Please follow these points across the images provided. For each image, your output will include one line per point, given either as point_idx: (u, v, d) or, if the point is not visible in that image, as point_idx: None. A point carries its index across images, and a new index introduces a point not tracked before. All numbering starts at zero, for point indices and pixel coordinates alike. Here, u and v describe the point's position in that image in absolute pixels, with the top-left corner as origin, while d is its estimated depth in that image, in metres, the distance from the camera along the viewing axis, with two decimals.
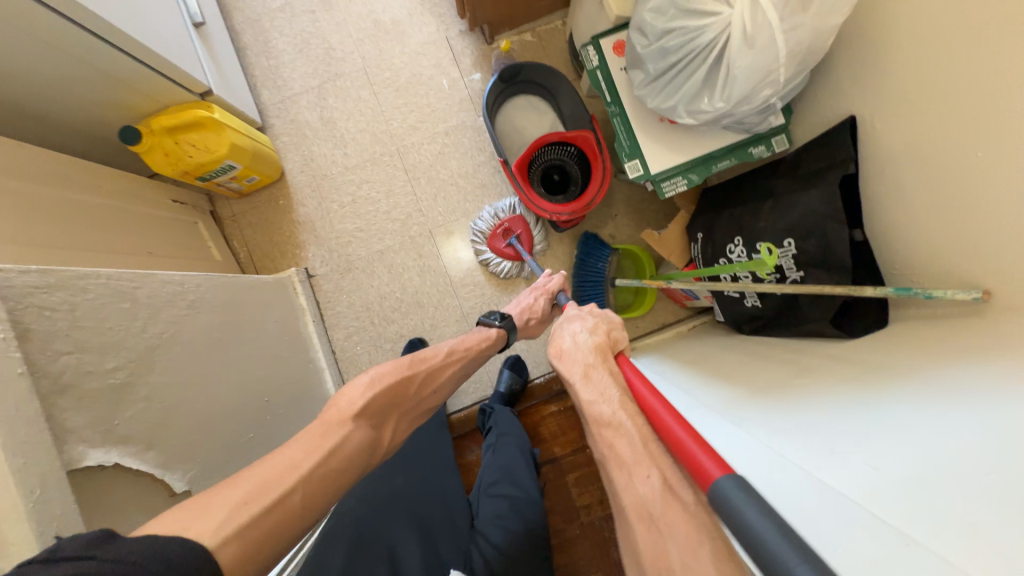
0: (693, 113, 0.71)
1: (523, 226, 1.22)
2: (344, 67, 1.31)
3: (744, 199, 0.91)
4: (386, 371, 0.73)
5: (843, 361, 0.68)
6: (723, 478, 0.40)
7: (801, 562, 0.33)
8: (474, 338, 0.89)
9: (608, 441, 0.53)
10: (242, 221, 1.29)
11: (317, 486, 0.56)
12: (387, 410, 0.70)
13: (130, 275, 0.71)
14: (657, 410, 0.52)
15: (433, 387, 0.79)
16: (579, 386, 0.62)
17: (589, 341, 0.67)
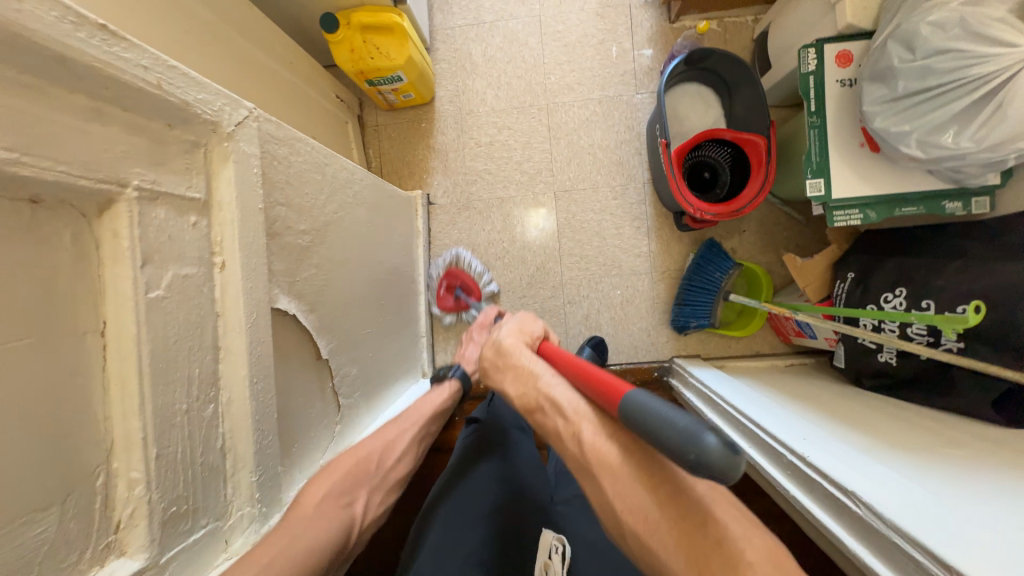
0: (926, 145, 0.66)
1: (462, 277, 1.22)
2: (519, 10, 1.30)
3: (919, 251, 0.84)
4: (341, 459, 0.67)
5: (1004, 444, 0.64)
6: (634, 393, 0.50)
7: (685, 420, 0.43)
8: (434, 403, 0.89)
9: (542, 421, 0.62)
10: (383, 132, 1.33)
11: (300, 559, 0.52)
12: (354, 486, 0.66)
13: (325, 151, 0.75)
14: (583, 368, 0.60)
15: (396, 460, 0.76)
16: (507, 381, 0.69)
17: (511, 335, 0.74)
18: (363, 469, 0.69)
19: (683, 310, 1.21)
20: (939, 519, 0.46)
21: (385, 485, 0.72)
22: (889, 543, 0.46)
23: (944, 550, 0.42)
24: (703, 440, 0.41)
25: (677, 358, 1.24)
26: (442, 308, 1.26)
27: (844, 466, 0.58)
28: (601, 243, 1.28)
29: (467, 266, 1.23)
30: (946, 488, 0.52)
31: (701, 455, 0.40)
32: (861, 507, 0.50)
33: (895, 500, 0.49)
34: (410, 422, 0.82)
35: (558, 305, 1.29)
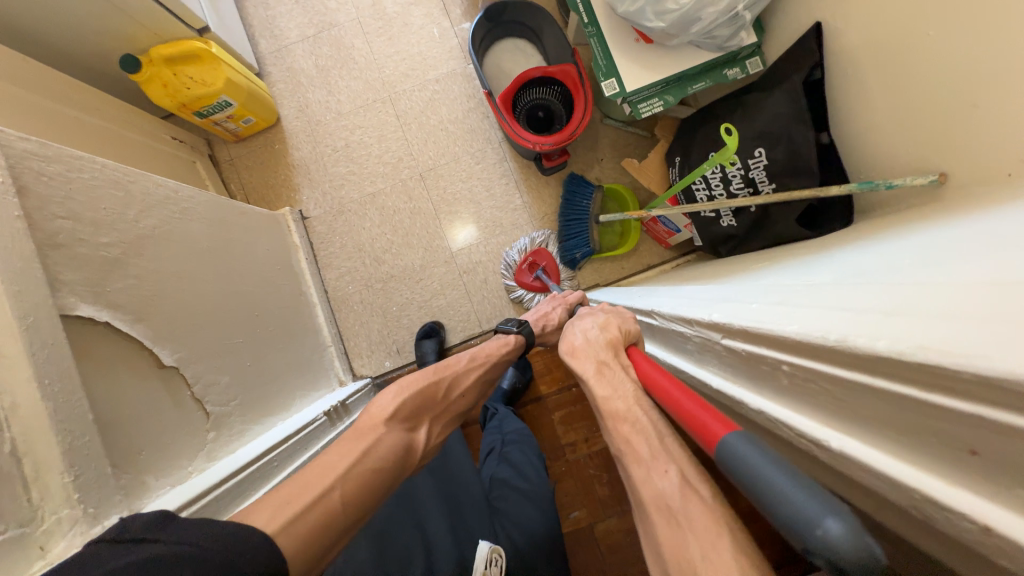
0: (660, 14, 0.74)
1: (548, 258, 1.26)
2: (338, 17, 1.35)
3: (717, 117, 0.92)
4: (414, 379, 0.76)
5: (805, 250, 0.71)
6: (730, 436, 0.37)
7: (804, 492, 0.31)
8: (494, 343, 0.92)
9: (621, 420, 0.52)
10: (238, 164, 1.33)
11: (368, 480, 0.60)
12: (417, 414, 0.74)
13: (126, 170, 0.74)
14: (669, 391, 0.48)
15: (462, 394, 0.83)
16: (591, 375, 0.59)
17: (601, 337, 0.66)
18: (426, 395, 0.76)
19: (568, 245, 1.26)
20: (773, 302, 0.46)
21: (451, 393, 0.81)
22: (704, 335, 0.53)
23: (780, 326, 0.41)
24: (821, 521, 0.29)
25: (579, 292, 1.28)
26: (522, 285, 1.26)
27: (677, 298, 0.64)
28: (478, 208, 1.32)
29: (552, 250, 1.28)
30: (743, 280, 0.60)
31: (815, 538, 0.29)
32: (686, 323, 0.56)
33: (703, 304, 0.56)
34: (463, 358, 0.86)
35: (457, 277, 1.31)
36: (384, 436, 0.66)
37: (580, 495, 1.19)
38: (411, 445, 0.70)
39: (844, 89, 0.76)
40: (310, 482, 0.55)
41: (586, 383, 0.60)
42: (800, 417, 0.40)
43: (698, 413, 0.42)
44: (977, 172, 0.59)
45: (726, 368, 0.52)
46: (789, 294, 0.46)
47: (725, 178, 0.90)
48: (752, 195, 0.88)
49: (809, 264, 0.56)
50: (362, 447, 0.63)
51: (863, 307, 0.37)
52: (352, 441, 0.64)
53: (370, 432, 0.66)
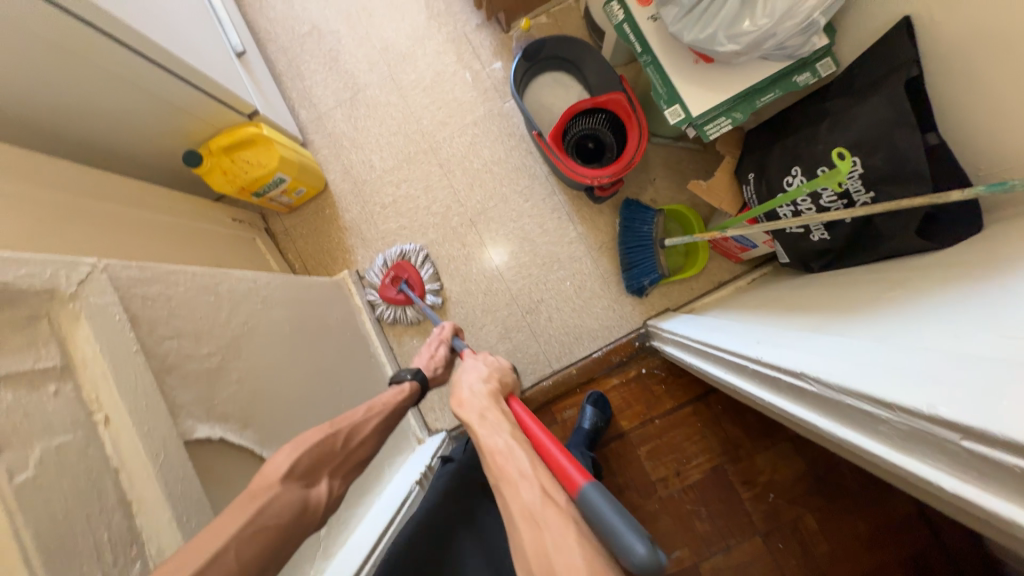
0: (735, 37, 0.70)
1: (411, 271, 1.26)
2: (371, 76, 1.36)
3: (794, 129, 0.87)
4: (310, 431, 0.59)
5: (936, 268, 0.64)
6: (587, 483, 0.43)
7: (622, 524, 0.38)
8: (388, 393, 0.74)
9: (492, 460, 0.48)
10: (293, 234, 1.36)
11: (259, 552, 0.48)
12: (317, 468, 0.58)
13: (212, 272, 0.75)
14: (540, 436, 0.51)
15: (360, 444, 0.64)
16: (473, 415, 0.54)
17: (485, 388, 0.60)
18: (346, 431, 0.63)
19: (633, 273, 1.21)
20: (902, 365, 0.42)
21: (370, 430, 0.66)
22: (843, 405, 0.44)
23: (966, 414, 0.32)
24: (635, 549, 0.37)
25: (649, 320, 1.23)
26: (386, 300, 1.26)
27: (798, 350, 0.56)
28: (532, 245, 1.29)
29: (412, 262, 1.28)
30: (883, 331, 0.51)
31: (632, 563, 0.37)
32: (815, 384, 0.48)
33: (837, 364, 0.48)
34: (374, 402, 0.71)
35: (519, 318, 1.28)
36: (283, 490, 0.53)
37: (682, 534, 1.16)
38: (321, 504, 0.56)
39: (952, 83, 0.69)
40: (217, 532, 0.46)
41: (467, 425, 0.54)
42: (942, 476, 0.34)
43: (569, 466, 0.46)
44: None
45: (833, 414, 0.47)
46: (964, 367, 0.37)
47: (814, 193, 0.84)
48: (847, 206, 0.82)
49: (973, 311, 0.47)
50: (252, 496, 0.51)
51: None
52: (244, 503, 0.50)
53: (267, 493, 0.52)
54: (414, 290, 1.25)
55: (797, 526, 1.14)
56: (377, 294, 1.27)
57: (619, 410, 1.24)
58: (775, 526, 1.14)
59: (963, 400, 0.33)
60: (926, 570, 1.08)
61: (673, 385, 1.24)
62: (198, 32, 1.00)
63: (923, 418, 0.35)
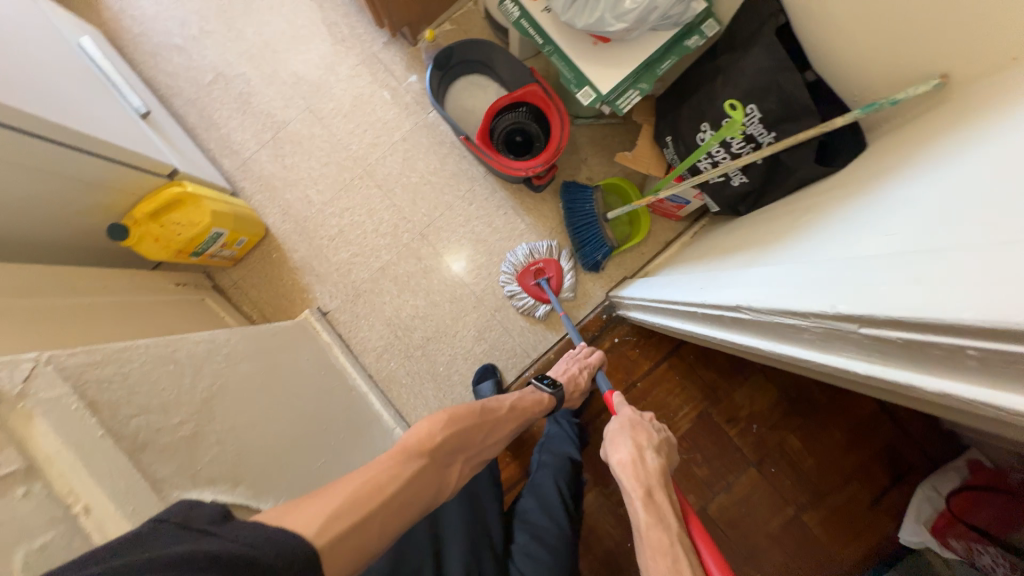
0: (621, 16, 0.75)
1: (554, 268, 1.25)
2: (289, 112, 1.34)
3: (695, 89, 0.93)
4: (460, 412, 0.74)
5: (835, 189, 0.72)
6: None
7: None
8: (527, 397, 0.90)
9: (659, 551, 0.56)
10: (244, 285, 1.32)
11: (373, 514, 0.56)
12: (454, 448, 0.71)
13: (165, 341, 0.73)
14: (708, 546, 0.58)
15: (490, 441, 0.79)
16: (641, 497, 0.62)
17: (658, 462, 0.69)
18: (488, 417, 0.79)
19: (586, 250, 1.26)
20: (812, 275, 0.48)
21: (504, 429, 0.82)
22: (774, 323, 0.50)
23: (855, 304, 0.38)
24: None
25: (611, 291, 1.29)
26: (525, 293, 1.26)
27: (733, 287, 0.62)
28: (487, 245, 1.31)
29: (555, 258, 1.27)
30: (798, 253, 0.58)
31: None
32: (749, 311, 0.54)
33: (764, 289, 0.54)
34: (516, 405, 0.87)
35: (490, 318, 1.30)
36: (421, 465, 0.65)
37: (684, 482, 1.23)
38: (444, 481, 0.68)
39: (815, 24, 0.77)
40: (345, 483, 0.57)
41: (627, 499, 0.64)
42: (856, 364, 0.41)
43: (733, 574, 0.54)
44: (975, 66, 0.60)
45: (769, 335, 0.53)
46: (855, 267, 0.43)
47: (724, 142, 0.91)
48: (755, 149, 0.89)
49: (864, 219, 0.53)
50: (392, 465, 0.62)
51: (900, 271, 0.37)
52: (385, 469, 0.61)
53: (412, 463, 0.64)
54: (554, 285, 1.25)
55: (782, 447, 1.23)
56: (517, 287, 1.26)
57: None
58: (763, 452, 1.23)
59: (854, 294, 0.39)
60: (896, 454, 1.20)
61: (646, 346, 1.29)
62: (95, 102, 0.96)
63: (827, 317, 0.41)
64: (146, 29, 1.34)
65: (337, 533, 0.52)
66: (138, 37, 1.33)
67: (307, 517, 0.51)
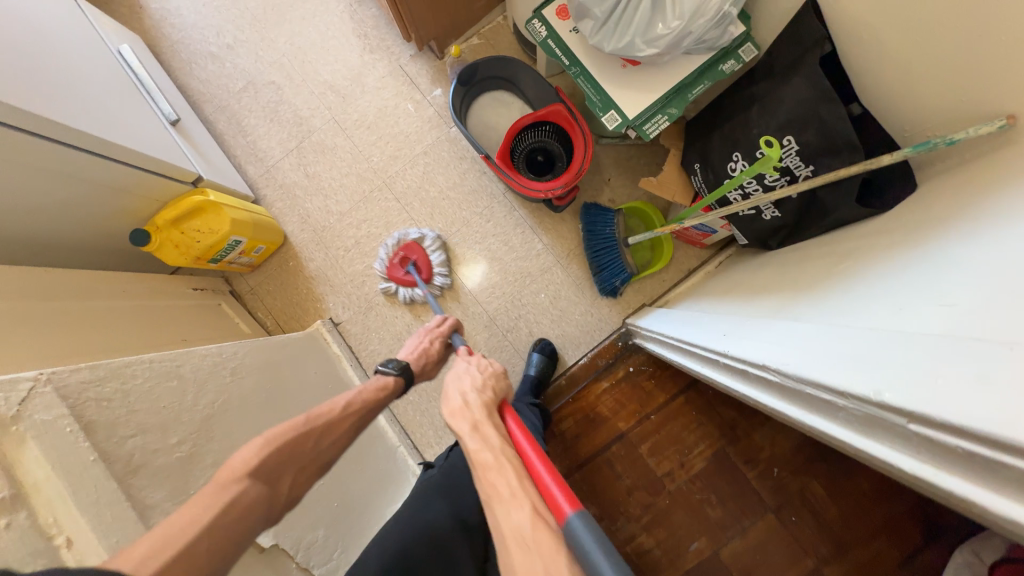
0: (652, 42, 0.70)
1: (419, 251, 1.26)
2: (314, 122, 1.35)
3: (728, 116, 0.89)
4: (283, 427, 0.59)
5: (879, 234, 0.66)
6: (572, 515, 0.44)
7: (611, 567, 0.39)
8: (368, 388, 0.71)
9: (491, 479, 0.51)
10: (260, 291, 1.33)
11: (215, 556, 0.46)
12: (281, 468, 0.57)
13: (172, 355, 0.73)
14: (533, 461, 0.52)
15: (337, 441, 0.64)
16: (479, 440, 0.56)
17: (478, 398, 0.63)
18: (320, 424, 0.62)
19: (604, 275, 1.21)
20: (855, 350, 0.44)
21: (346, 429, 0.64)
22: (806, 394, 0.46)
23: (911, 401, 0.34)
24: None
25: (628, 319, 1.24)
26: (394, 280, 1.27)
27: (762, 342, 0.58)
28: (502, 263, 1.29)
29: (421, 244, 1.28)
30: (837, 312, 0.54)
31: None
32: (778, 375, 0.50)
33: (799, 354, 0.50)
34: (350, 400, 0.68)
35: (501, 338, 1.27)
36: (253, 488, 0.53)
37: (696, 523, 1.16)
38: (282, 502, 0.56)
39: (865, 54, 0.72)
40: (179, 526, 0.46)
41: (472, 468, 0.54)
42: (903, 459, 0.36)
43: (553, 474, 0.50)
44: None
45: (803, 405, 0.48)
46: (909, 349, 0.39)
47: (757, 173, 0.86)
48: (792, 182, 0.83)
49: (912, 280, 0.49)
50: (215, 494, 0.50)
51: (961, 364, 0.33)
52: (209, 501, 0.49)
53: (230, 488, 0.51)
54: (422, 272, 1.25)
55: (806, 496, 1.15)
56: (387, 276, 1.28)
57: (613, 412, 1.24)
58: (784, 498, 1.15)
59: (907, 386, 0.35)
60: (933, 513, 1.10)
61: (663, 378, 1.24)
62: (124, 110, 0.98)
63: (873, 405, 0.37)
64: (184, 36, 1.37)
65: None
66: (175, 44, 1.37)
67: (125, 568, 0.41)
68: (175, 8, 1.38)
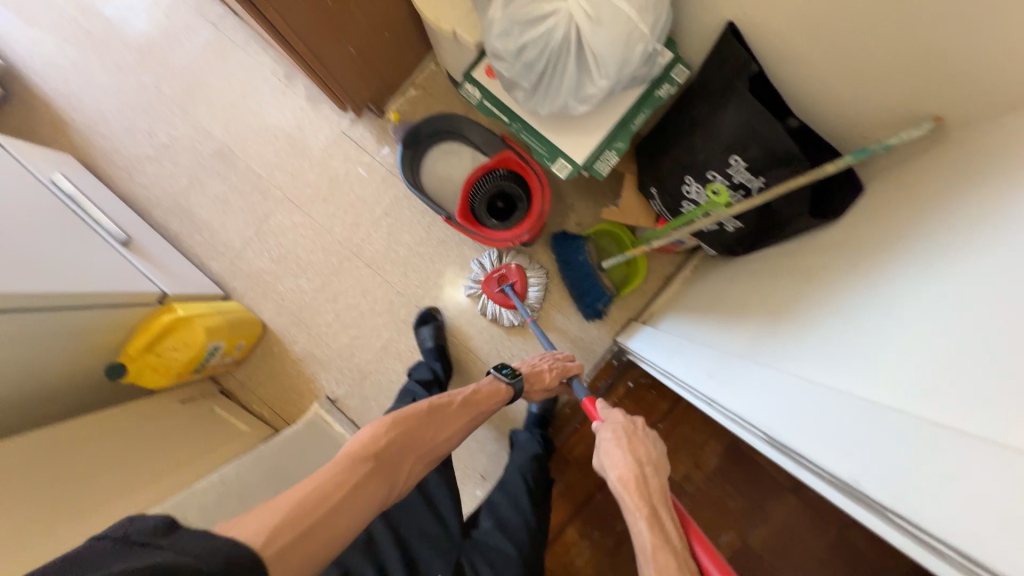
0: (585, 101, 0.70)
1: (519, 275, 1.21)
2: (268, 204, 1.33)
3: (674, 141, 0.90)
4: (407, 409, 0.74)
5: (837, 250, 0.68)
6: None
7: None
8: (482, 388, 0.86)
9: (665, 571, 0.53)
10: (251, 384, 1.31)
11: (327, 520, 0.57)
12: (406, 450, 0.70)
13: (174, 503, 0.72)
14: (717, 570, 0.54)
15: (446, 437, 0.76)
16: (657, 534, 0.57)
17: (655, 478, 0.65)
18: (436, 415, 0.76)
19: (585, 301, 1.21)
20: (835, 423, 0.50)
21: (455, 418, 0.78)
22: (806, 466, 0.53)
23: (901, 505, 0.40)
24: None
25: (618, 336, 1.24)
26: (489, 297, 1.24)
27: (752, 395, 0.63)
28: (485, 307, 1.29)
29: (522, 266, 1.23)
30: (808, 361, 0.59)
31: None
32: (776, 442, 0.56)
33: (790, 419, 0.56)
34: (465, 395, 0.83)
35: None
36: (375, 464, 0.65)
37: (721, 519, 1.19)
38: (400, 479, 0.69)
39: (793, 70, 0.73)
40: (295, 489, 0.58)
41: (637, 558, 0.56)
42: None
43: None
44: (978, 105, 0.56)
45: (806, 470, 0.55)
46: (879, 430, 0.45)
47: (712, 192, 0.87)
48: (746, 195, 0.84)
49: (865, 328, 0.54)
50: (341, 472, 0.62)
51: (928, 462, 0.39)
52: (340, 476, 0.62)
53: (362, 465, 0.64)
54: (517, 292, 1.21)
55: None
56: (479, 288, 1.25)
57: None
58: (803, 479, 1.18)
59: (892, 485, 0.41)
60: None
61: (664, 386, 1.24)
62: (72, 248, 0.95)
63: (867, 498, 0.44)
64: (116, 144, 1.34)
65: (274, 532, 0.53)
66: (108, 155, 1.33)
67: (246, 523, 0.53)
68: (100, 117, 1.34)
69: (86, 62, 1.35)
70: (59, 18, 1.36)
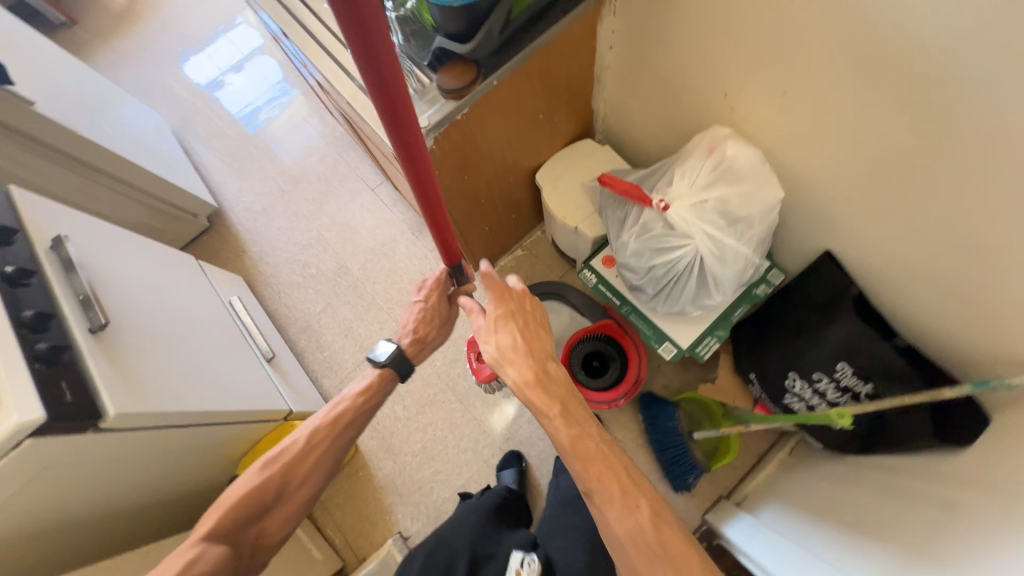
0: (701, 308, 0.83)
1: None
2: (382, 334, 1.52)
3: (775, 336, 0.96)
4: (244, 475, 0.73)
5: (975, 486, 0.67)
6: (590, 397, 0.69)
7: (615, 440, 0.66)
8: (340, 405, 0.80)
9: (619, 502, 0.62)
10: (331, 506, 1.34)
11: None
12: (247, 518, 0.71)
13: None
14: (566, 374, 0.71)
15: (299, 484, 0.76)
16: (580, 436, 0.64)
17: (512, 316, 0.70)
18: (278, 469, 0.75)
19: (674, 470, 1.18)
20: None
21: (308, 463, 0.77)
22: None
23: None
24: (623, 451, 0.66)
25: (707, 515, 1.15)
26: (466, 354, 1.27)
27: None
28: None
29: None
30: None
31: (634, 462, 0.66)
32: None
33: None
34: (319, 428, 0.78)
35: None
36: (207, 547, 0.66)
37: None
38: (253, 543, 0.72)
39: (896, 298, 0.82)
40: None
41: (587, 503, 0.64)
42: None
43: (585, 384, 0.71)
44: None
45: None
46: None
47: (818, 390, 0.91)
48: (855, 398, 0.87)
49: None
50: (172, 565, 0.63)
51: None
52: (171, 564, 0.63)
53: (193, 550, 0.65)
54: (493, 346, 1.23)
55: None
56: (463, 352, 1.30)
57: None
58: None
59: None
60: None
61: None
62: (237, 366, 1.14)
63: None
64: (276, 271, 1.65)
65: None
66: (269, 279, 1.64)
67: None
68: (270, 249, 1.68)
69: (273, 209, 1.74)
70: (263, 177, 1.80)
